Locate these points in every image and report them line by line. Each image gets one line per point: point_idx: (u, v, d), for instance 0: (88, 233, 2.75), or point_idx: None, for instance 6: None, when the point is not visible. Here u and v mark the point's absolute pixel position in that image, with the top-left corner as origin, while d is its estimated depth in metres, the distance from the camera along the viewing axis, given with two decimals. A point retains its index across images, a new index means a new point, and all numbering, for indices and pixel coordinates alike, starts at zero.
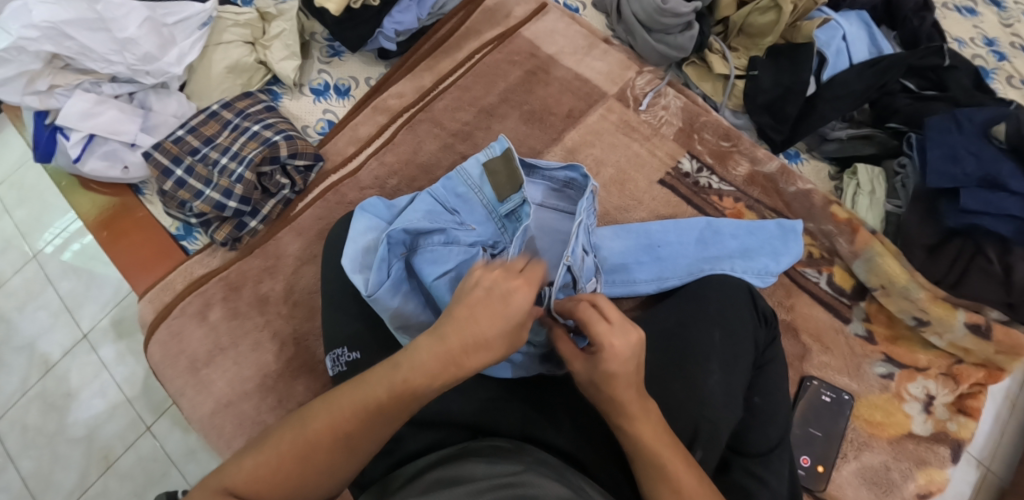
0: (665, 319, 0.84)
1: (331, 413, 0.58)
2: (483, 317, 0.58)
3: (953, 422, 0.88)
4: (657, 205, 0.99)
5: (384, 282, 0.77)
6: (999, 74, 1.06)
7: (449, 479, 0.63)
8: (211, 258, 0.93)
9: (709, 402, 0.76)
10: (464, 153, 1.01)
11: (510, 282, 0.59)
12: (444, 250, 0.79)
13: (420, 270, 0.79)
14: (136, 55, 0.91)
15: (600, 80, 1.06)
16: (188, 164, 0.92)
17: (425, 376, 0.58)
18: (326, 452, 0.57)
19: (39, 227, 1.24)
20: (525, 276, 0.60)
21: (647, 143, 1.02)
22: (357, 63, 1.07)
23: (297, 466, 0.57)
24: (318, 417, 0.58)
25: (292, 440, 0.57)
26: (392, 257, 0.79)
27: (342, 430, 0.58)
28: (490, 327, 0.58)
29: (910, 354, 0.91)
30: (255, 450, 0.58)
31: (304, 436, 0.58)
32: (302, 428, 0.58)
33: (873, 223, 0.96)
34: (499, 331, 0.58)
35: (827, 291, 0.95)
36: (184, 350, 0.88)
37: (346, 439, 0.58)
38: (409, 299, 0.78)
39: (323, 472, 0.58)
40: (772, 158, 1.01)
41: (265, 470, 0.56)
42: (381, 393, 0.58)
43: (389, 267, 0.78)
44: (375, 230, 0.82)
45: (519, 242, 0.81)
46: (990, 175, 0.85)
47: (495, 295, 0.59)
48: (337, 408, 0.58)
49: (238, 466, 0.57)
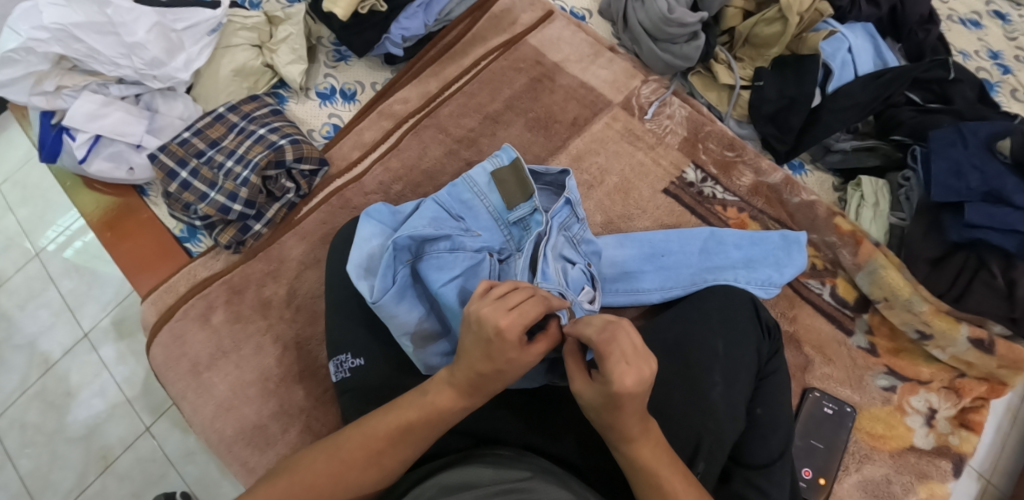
0: (669, 328, 0.84)
1: (362, 436, 0.62)
2: (482, 366, 0.60)
3: (954, 436, 0.88)
4: (660, 214, 0.99)
5: (389, 289, 0.77)
6: (1003, 87, 1.06)
7: (454, 484, 0.63)
8: (214, 261, 0.93)
9: (711, 413, 0.76)
10: (468, 160, 1.01)
11: (493, 324, 0.59)
12: (447, 256, 0.79)
13: (427, 276, 0.78)
14: (144, 59, 0.91)
15: (605, 88, 1.07)
16: (193, 167, 0.92)
17: (451, 415, 0.63)
18: (357, 471, 0.61)
19: (42, 225, 1.24)
20: (511, 311, 0.60)
21: (651, 152, 1.03)
22: (362, 68, 1.07)
23: (327, 484, 0.60)
24: (350, 440, 0.62)
25: (324, 461, 0.61)
26: (398, 263, 0.79)
27: (374, 449, 0.61)
28: (489, 369, 0.60)
29: (912, 366, 0.91)
30: (287, 472, 0.61)
31: (335, 456, 0.61)
32: (334, 454, 0.61)
33: (877, 235, 0.97)
34: (499, 368, 0.60)
35: (831, 302, 0.95)
36: (186, 353, 0.88)
37: (377, 458, 0.61)
38: (412, 306, 0.78)
39: (352, 489, 0.61)
40: (776, 169, 1.01)
41: (297, 491, 0.60)
42: (409, 415, 0.62)
43: (394, 274, 0.78)
44: (381, 237, 0.82)
45: (525, 249, 0.81)
46: (994, 190, 0.85)
47: (483, 338, 0.60)
48: (369, 431, 0.62)
49: (271, 486, 0.60)
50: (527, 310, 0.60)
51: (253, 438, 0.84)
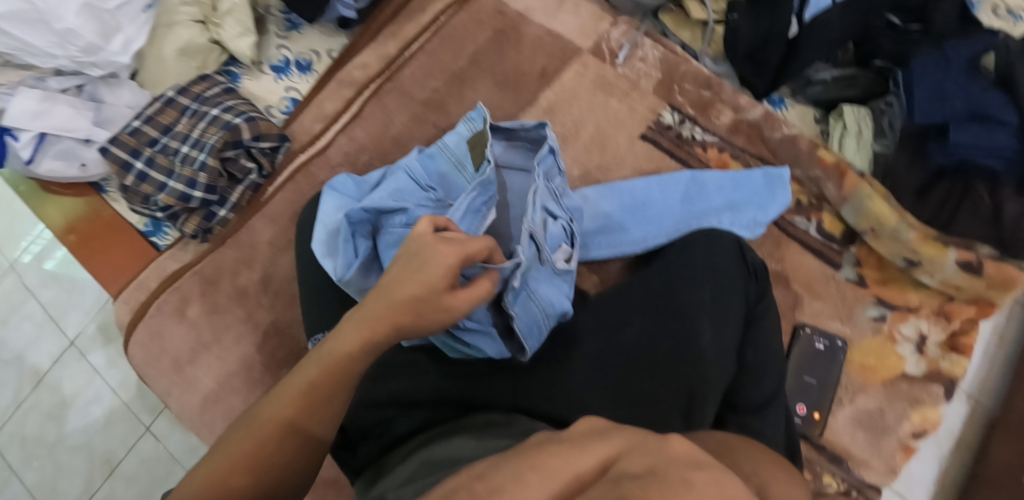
0: (654, 278, 0.82)
1: (274, 405, 0.54)
2: (403, 291, 0.56)
3: (945, 361, 0.89)
4: (639, 162, 0.96)
5: (352, 263, 0.73)
6: (985, 5, 1.02)
7: (436, 460, 0.61)
8: (183, 253, 0.91)
9: (702, 359, 0.73)
10: (435, 123, 0.96)
11: (433, 249, 0.56)
12: (403, 229, 0.75)
13: (385, 254, 0.75)
14: (79, 47, 0.86)
15: (573, 34, 1.02)
16: (148, 156, 0.87)
17: (356, 365, 0.55)
18: (277, 443, 0.53)
19: (14, 238, 1.20)
20: (449, 241, 0.57)
21: (625, 98, 0.99)
22: (317, 35, 1.01)
23: (248, 463, 0.52)
24: (261, 412, 0.54)
25: (239, 442, 0.53)
26: (358, 236, 0.76)
27: (287, 416, 0.54)
28: (407, 297, 0.56)
29: (901, 295, 0.91)
30: (202, 464, 0.53)
31: (249, 435, 0.53)
32: (247, 433, 0.53)
33: (862, 165, 0.94)
34: (419, 295, 0.56)
35: (817, 238, 0.94)
36: (166, 349, 0.87)
37: (293, 424, 0.54)
38: (380, 280, 0.75)
39: (275, 466, 0.53)
40: (755, 104, 0.98)
41: (216, 477, 0.50)
42: (314, 373, 0.55)
43: (355, 248, 0.75)
44: (340, 208, 0.79)
45: (470, 211, 0.76)
46: (977, 110, 0.84)
47: (416, 264, 0.57)
48: (276, 400, 0.54)
49: (188, 483, 0.51)
50: (470, 241, 0.58)
51: None
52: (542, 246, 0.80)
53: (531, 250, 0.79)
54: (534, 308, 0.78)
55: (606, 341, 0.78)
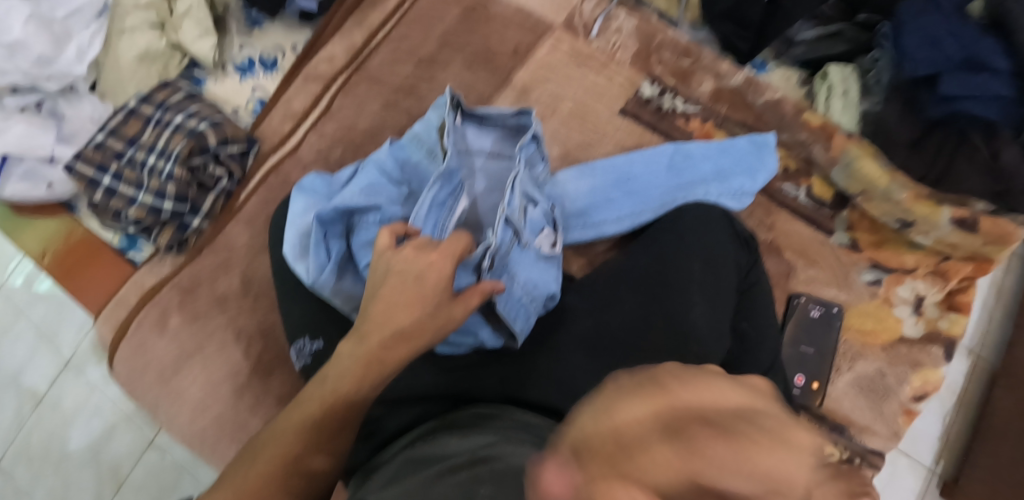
0: (644, 253, 0.79)
1: (277, 442, 0.54)
2: (404, 319, 0.57)
3: (944, 320, 0.87)
4: (621, 137, 0.93)
5: (324, 267, 0.71)
6: None
7: (422, 458, 0.58)
8: (161, 266, 0.89)
9: (694, 335, 0.72)
10: (409, 112, 0.94)
11: (424, 259, 0.58)
12: (376, 228, 0.74)
13: (358, 254, 0.73)
14: (30, 58, 0.84)
15: (544, 9, 0.98)
16: (115, 170, 0.85)
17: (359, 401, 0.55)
18: (278, 482, 0.53)
19: (1, 260, 1.18)
20: (439, 250, 0.58)
21: (602, 71, 0.96)
22: (280, 31, 0.99)
23: None
24: (264, 448, 0.54)
25: (241, 477, 0.53)
26: (330, 238, 0.73)
27: (290, 454, 0.53)
28: (410, 324, 0.57)
29: (896, 256, 0.89)
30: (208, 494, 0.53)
31: (250, 470, 0.53)
32: (249, 470, 0.53)
33: (850, 124, 0.92)
34: (420, 322, 0.57)
35: (809, 204, 0.92)
36: (151, 363, 0.85)
37: (294, 463, 0.53)
38: (356, 280, 0.73)
39: None
40: (737, 69, 0.94)
41: None
42: (313, 409, 0.55)
43: (328, 249, 0.72)
44: (310, 209, 0.77)
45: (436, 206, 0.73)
46: (972, 55, 0.78)
47: (412, 276, 0.57)
48: (279, 436, 0.54)
49: None
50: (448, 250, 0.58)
51: (236, 435, 0.81)
52: (521, 229, 0.77)
53: (507, 234, 0.76)
54: (520, 293, 0.76)
55: (597, 320, 0.75)
